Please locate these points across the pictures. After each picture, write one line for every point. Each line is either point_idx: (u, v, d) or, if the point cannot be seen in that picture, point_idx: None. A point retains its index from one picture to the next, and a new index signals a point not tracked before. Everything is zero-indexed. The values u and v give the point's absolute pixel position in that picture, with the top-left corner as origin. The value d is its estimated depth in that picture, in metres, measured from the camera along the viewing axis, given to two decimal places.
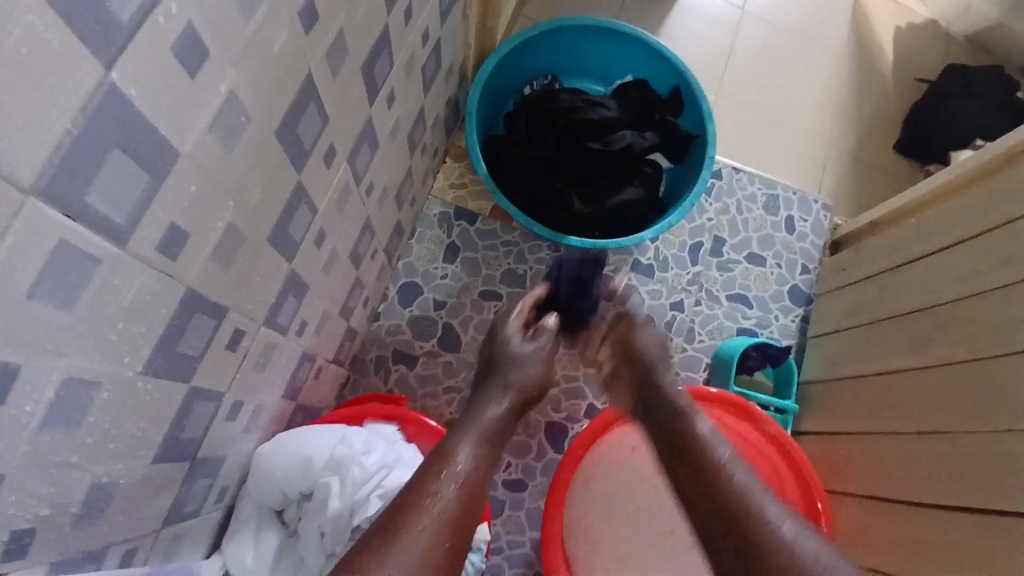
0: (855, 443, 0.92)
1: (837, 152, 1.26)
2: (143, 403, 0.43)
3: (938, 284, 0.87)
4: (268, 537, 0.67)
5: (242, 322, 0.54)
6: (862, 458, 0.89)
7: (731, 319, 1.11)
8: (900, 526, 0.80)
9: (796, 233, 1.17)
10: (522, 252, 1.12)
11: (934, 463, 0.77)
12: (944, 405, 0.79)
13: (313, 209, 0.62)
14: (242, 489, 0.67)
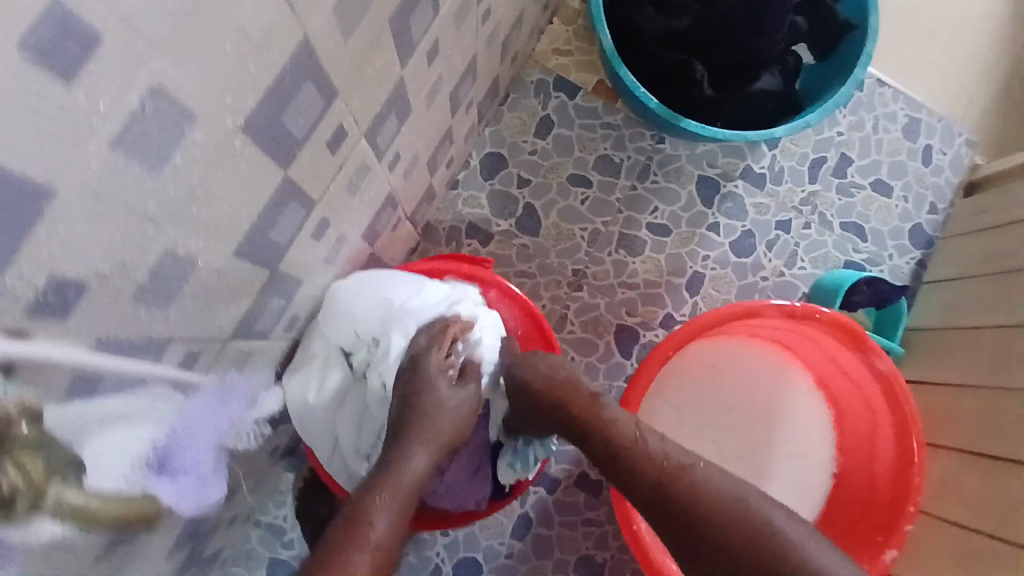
0: (964, 396, 0.77)
1: (999, 80, 1.05)
2: (215, 207, 0.35)
3: None
4: (334, 374, 0.62)
5: (344, 123, 0.45)
6: (968, 412, 0.75)
7: (841, 250, 0.99)
8: (957, 489, 0.72)
9: (932, 166, 1.01)
10: (621, 138, 0.99)
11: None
12: None
13: (433, 12, 0.51)
14: (315, 322, 0.61)
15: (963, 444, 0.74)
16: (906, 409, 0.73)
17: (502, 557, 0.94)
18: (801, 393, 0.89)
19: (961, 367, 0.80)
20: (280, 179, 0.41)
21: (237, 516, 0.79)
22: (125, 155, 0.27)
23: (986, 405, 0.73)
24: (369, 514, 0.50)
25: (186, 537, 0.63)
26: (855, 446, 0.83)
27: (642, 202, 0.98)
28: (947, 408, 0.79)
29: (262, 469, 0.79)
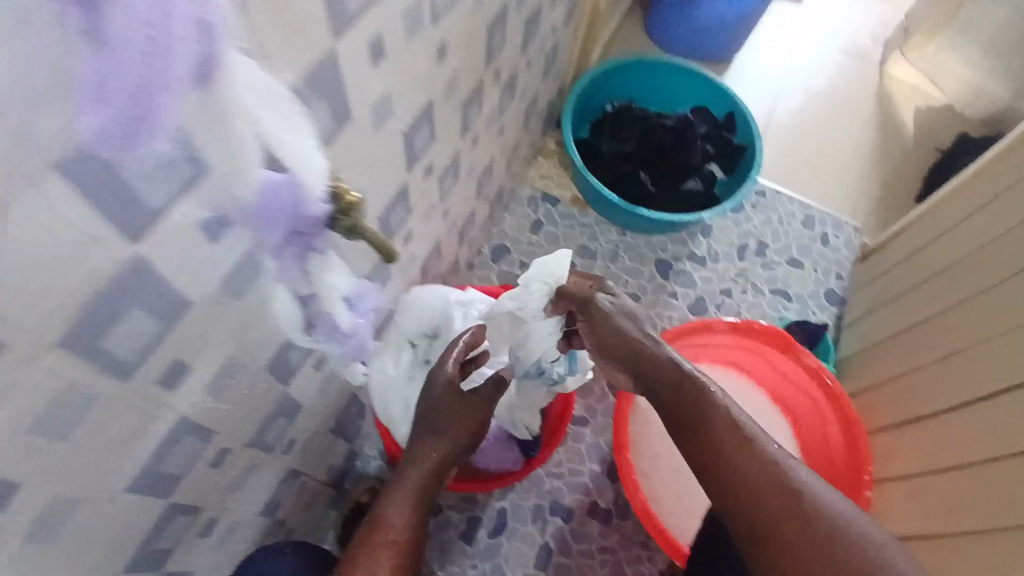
0: (891, 386, 1.03)
1: (864, 193, 1.47)
2: (375, 180, 0.60)
3: (952, 247, 1.00)
4: (405, 355, 0.84)
5: (431, 161, 0.74)
6: (896, 393, 1.01)
7: (773, 308, 1.28)
8: (937, 447, 0.88)
9: (830, 246, 1.36)
10: (595, 232, 1.31)
11: (967, 371, 0.86)
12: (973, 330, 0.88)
13: (478, 112, 0.83)
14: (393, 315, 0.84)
15: (924, 411, 0.93)
16: (838, 392, 0.98)
17: None
18: (762, 410, 1.10)
19: (902, 362, 1.02)
20: (402, 179, 0.67)
21: (292, 529, 0.89)
22: (368, 121, 0.52)
23: (930, 379, 0.94)
24: (386, 521, 0.72)
25: (269, 504, 0.75)
26: (812, 442, 1.03)
27: (617, 277, 1.27)
28: (902, 397, 0.99)
29: (318, 484, 0.90)
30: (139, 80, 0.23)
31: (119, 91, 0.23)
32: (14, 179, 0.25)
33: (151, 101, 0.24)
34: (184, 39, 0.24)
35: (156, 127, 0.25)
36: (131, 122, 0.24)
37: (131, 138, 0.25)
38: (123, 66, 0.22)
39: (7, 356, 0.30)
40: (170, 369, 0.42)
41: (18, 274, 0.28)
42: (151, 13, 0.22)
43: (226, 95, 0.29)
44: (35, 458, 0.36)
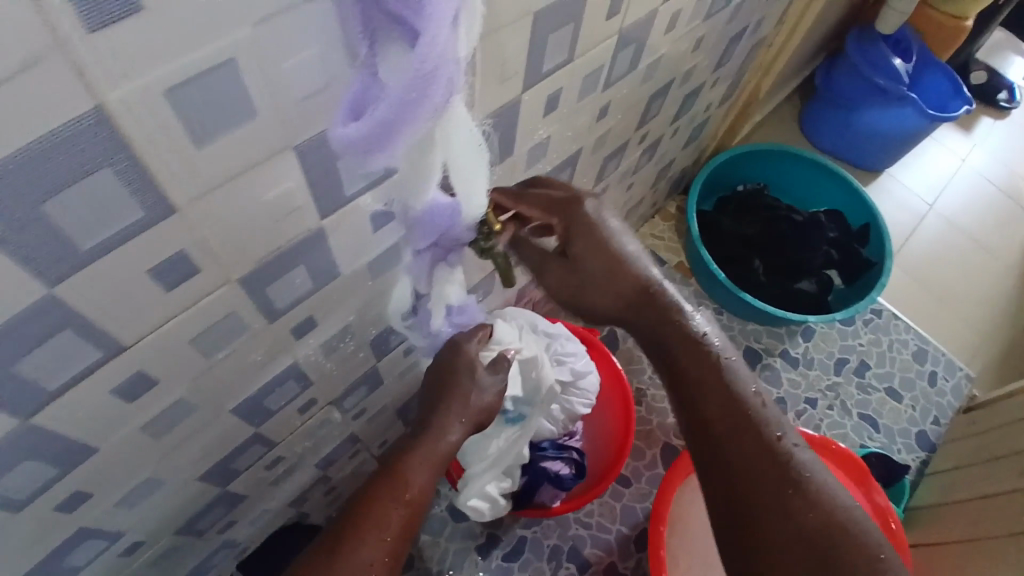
0: (951, 548, 0.97)
1: (987, 344, 1.36)
2: None
3: None
4: None
5: None
6: (954, 557, 0.95)
7: (857, 434, 1.20)
8: None
9: (936, 388, 1.27)
10: (690, 302, 1.31)
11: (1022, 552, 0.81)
12: None
13: (615, 167, 0.88)
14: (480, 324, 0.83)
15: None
16: (901, 542, 0.92)
17: None
18: None
19: (969, 529, 0.95)
20: None
21: (335, 490, 0.95)
22: (524, 158, 0.58)
23: (987, 556, 0.87)
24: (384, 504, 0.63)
25: (324, 459, 0.80)
26: None
27: None
28: (957, 567, 0.92)
29: (368, 456, 0.95)
30: (394, 118, 0.29)
31: (378, 118, 0.29)
32: (270, 147, 0.32)
33: (400, 133, 0.30)
34: (438, 96, 0.29)
35: (388, 145, 0.31)
36: (378, 141, 0.30)
37: (372, 152, 0.31)
38: (388, 104, 0.29)
39: (201, 282, 0.35)
40: (302, 323, 0.47)
41: (239, 217, 0.34)
42: (420, 76, 0.28)
43: (438, 132, 0.34)
44: (185, 373, 0.41)
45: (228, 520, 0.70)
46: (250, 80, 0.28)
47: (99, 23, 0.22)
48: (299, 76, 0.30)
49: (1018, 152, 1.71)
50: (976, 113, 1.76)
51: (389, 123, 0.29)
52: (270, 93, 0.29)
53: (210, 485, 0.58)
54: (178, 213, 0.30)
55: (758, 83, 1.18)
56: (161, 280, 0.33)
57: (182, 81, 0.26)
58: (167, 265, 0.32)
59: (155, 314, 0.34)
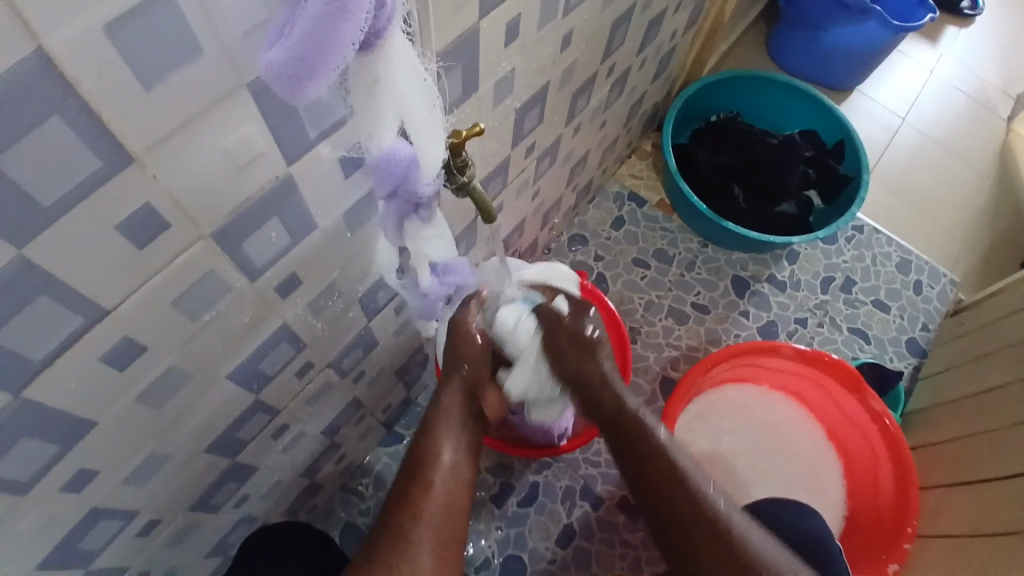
0: (950, 445, 1.00)
1: (968, 248, 1.38)
2: (483, 151, 0.65)
3: None
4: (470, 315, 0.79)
5: (534, 143, 0.78)
6: (954, 453, 0.98)
7: (848, 347, 1.23)
8: (976, 505, 0.88)
9: (922, 295, 1.29)
10: (675, 239, 1.31)
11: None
12: None
13: (585, 105, 0.87)
14: None
15: (973, 474, 0.91)
16: (898, 441, 0.95)
17: (544, 560, 1.03)
18: (814, 444, 1.10)
19: (965, 425, 0.98)
20: (504, 155, 0.71)
21: (345, 458, 0.96)
22: (488, 97, 0.57)
23: (989, 448, 0.90)
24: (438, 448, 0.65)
25: (329, 428, 0.81)
26: (862, 487, 1.02)
27: (689, 286, 1.27)
28: (960, 464, 0.95)
29: (374, 421, 0.97)
30: (315, 33, 0.27)
31: (298, 36, 0.27)
32: (219, 86, 0.30)
33: (325, 56, 0.27)
34: (362, 11, 0.27)
35: (323, 75, 0.28)
36: (299, 65, 0.27)
37: (296, 80, 0.28)
38: (306, 17, 0.26)
39: (173, 238, 0.35)
40: (286, 281, 0.47)
41: (199, 170, 0.33)
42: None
43: (381, 66, 0.33)
44: (170, 338, 0.41)
45: (240, 495, 0.71)
46: (191, 16, 0.27)
47: None
48: (239, 5, 0.28)
49: (983, 55, 1.71)
50: (940, 21, 1.76)
51: (318, 44, 0.27)
52: (215, 30, 0.28)
53: (218, 457, 0.59)
54: (139, 163, 0.30)
55: (721, 7, 1.16)
56: (132, 237, 0.33)
57: (118, 18, 0.25)
58: (135, 220, 0.32)
59: (130, 275, 0.34)
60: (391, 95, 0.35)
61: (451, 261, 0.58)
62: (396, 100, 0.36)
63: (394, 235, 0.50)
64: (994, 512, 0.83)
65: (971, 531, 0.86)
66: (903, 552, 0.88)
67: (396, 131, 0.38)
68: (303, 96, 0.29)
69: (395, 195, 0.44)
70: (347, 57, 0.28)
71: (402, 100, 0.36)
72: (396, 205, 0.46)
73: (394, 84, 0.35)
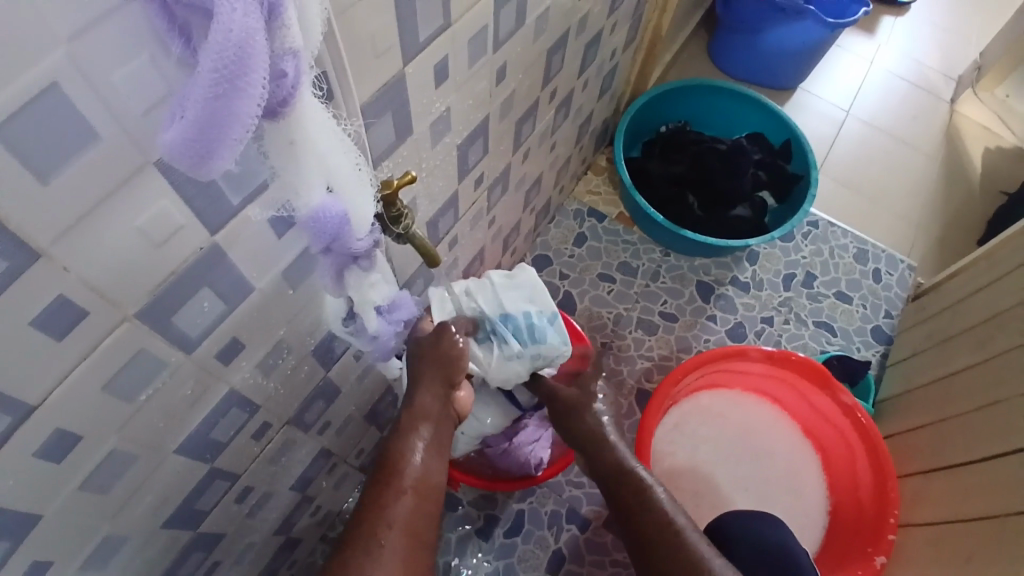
0: (924, 431, 1.01)
1: (920, 232, 1.42)
2: (428, 190, 0.64)
3: (1000, 298, 0.98)
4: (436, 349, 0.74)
5: (482, 174, 0.77)
6: (929, 438, 0.99)
7: (816, 341, 1.25)
8: (955, 488, 0.89)
9: (882, 283, 1.32)
10: (638, 250, 1.32)
11: (997, 424, 0.85)
12: (1001, 381, 0.88)
13: (531, 130, 0.87)
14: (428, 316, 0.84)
15: (949, 461, 0.92)
16: (872, 433, 0.96)
17: None
18: (792, 444, 1.11)
19: (937, 410, 1.00)
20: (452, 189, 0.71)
21: (321, 508, 0.93)
22: (424, 141, 0.57)
23: (965, 432, 0.91)
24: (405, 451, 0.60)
25: (300, 481, 0.79)
26: (843, 482, 1.03)
27: (656, 295, 1.28)
28: (935, 451, 0.97)
29: (347, 467, 0.94)
30: (211, 111, 0.25)
31: (194, 116, 0.25)
32: (121, 168, 0.29)
33: (226, 133, 0.26)
34: (259, 83, 0.25)
35: (226, 150, 0.26)
36: (199, 145, 0.26)
37: (199, 159, 0.26)
38: (198, 97, 0.25)
39: (95, 323, 0.33)
40: (228, 347, 0.46)
41: (115, 253, 0.32)
42: (226, 54, 0.24)
43: (297, 129, 0.32)
44: (107, 422, 0.39)
45: (210, 563, 0.69)
46: (82, 105, 0.26)
47: None
48: (133, 89, 0.27)
49: (916, 44, 1.78)
50: (872, 15, 1.82)
51: (215, 121, 0.25)
52: (111, 114, 0.27)
53: (179, 531, 0.57)
54: (45, 257, 0.29)
55: (659, 21, 1.19)
56: (47, 331, 0.31)
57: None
58: (49, 313, 0.31)
59: (52, 367, 0.33)
60: (307, 154, 0.34)
61: (396, 297, 0.57)
62: (320, 159, 0.35)
63: (337, 288, 0.49)
64: (974, 495, 0.84)
65: (954, 516, 0.86)
66: (888, 543, 0.88)
67: (324, 190, 0.37)
68: (208, 172, 0.27)
69: (328, 250, 0.43)
70: (250, 128, 0.26)
71: (317, 155, 0.35)
72: (331, 259, 0.45)
73: (313, 146, 0.34)
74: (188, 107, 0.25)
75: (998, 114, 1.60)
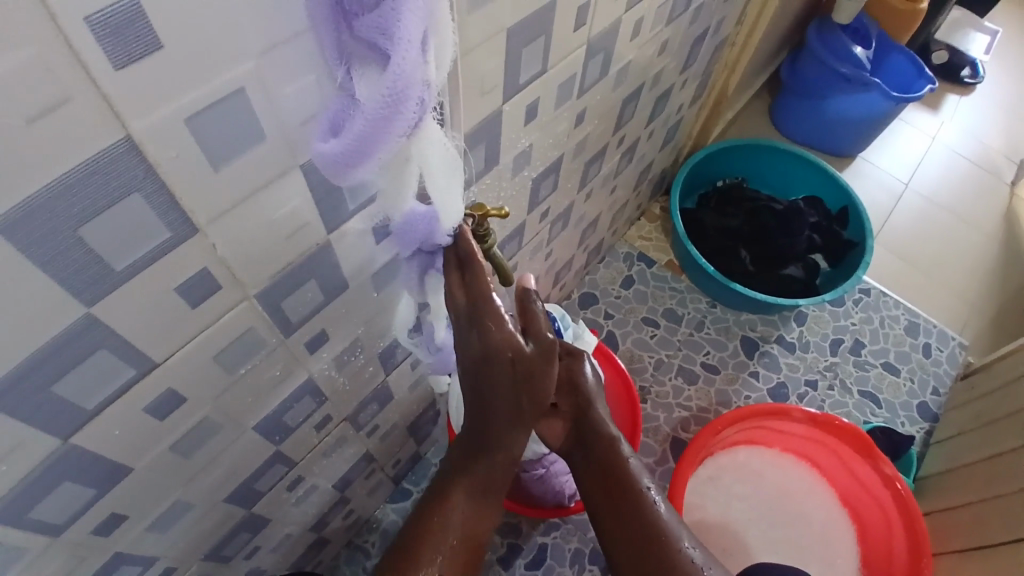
0: (962, 511, 0.98)
1: (976, 312, 1.39)
2: (501, 217, 0.69)
3: None
4: None
5: (548, 207, 0.82)
6: (968, 519, 0.96)
7: (860, 411, 1.23)
8: (992, 571, 0.85)
9: (932, 358, 1.29)
10: (684, 299, 1.34)
11: None
12: None
13: (597, 171, 0.91)
14: None
15: (987, 542, 0.89)
16: (912, 509, 0.93)
17: None
18: (828, 512, 1.08)
19: (978, 490, 0.97)
20: (521, 218, 0.75)
21: (353, 512, 0.96)
22: (506, 172, 0.61)
23: (1004, 515, 0.88)
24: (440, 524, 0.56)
25: (341, 481, 0.82)
26: (877, 559, 0.99)
27: (699, 345, 1.28)
28: (974, 533, 0.93)
29: (383, 475, 0.97)
30: (371, 133, 0.31)
31: (356, 134, 0.31)
32: (274, 167, 0.34)
33: (377, 149, 0.32)
34: (411, 114, 0.31)
35: (373, 160, 0.32)
36: (355, 156, 0.32)
37: (352, 166, 0.32)
38: (364, 120, 0.30)
39: (223, 298, 0.38)
40: (315, 337, 0.50)
41: (255, 239, 0.37)
42: (393, 91, 0.29)
43: (423, 149, 0.37)
44: (207, 389, 0.44)
45: (251, 547, 0.72)
46: (258, 110, 0.31)
47: (126, 61, 0.25)
48: (298, 101, 0.33)
49: (982, 124, 1.78)
50: (939, 92, 1.83)
51: (371, 140, 0.31)
52: (276, 120, 0.32)
53: (234, 508, 0.61)
54: (200, 233, 0.33)
55: (726, 81, 1.24)
56: (187, 298, 0.36)
57: (194, 112, 0.28)
58: (191, 283, 0.35)
59: (182, 330, 0.38)
60: (422, 167, 0.39)
61: None
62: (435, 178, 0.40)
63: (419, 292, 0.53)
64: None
65: None
66: None
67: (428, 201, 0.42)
68: (354, 174, 0.33)
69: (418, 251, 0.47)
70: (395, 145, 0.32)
71: (431, 173, 0.39)
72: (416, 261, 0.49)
73: (433, 166, 0.39)
74: (353, 129, 0.31)
75: None
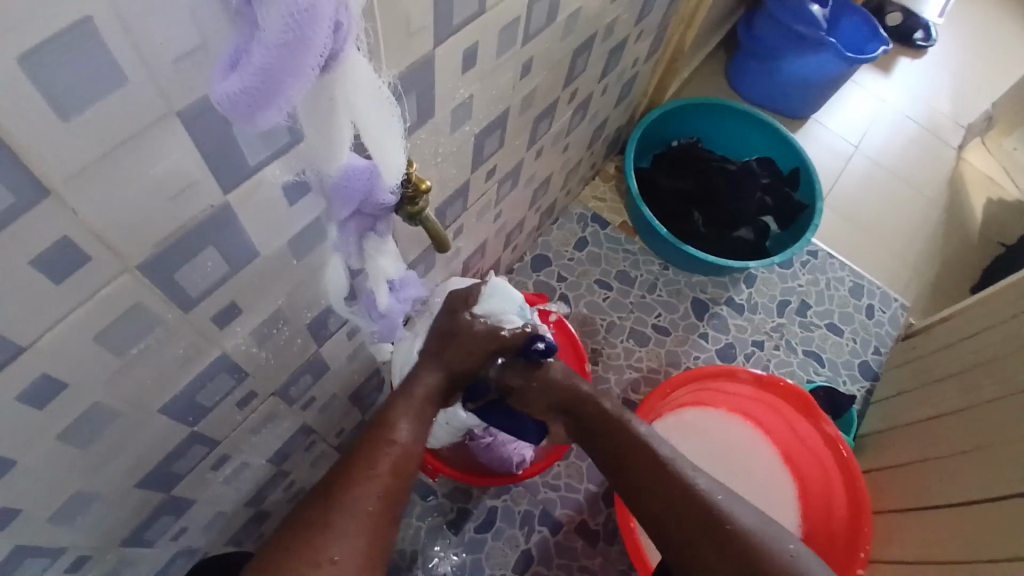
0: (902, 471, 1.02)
1: (917, 273, 1.43)
2: (440, 177, 0.64)
3: (991, 345, 0.98)
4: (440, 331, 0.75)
5: (494, 166, 0.77)
6: (907, 477, 1.00)
7: (804, 369, 1.26)
8: (935, 528, 0.89)
9: (874, 318, 1.33)
10: (636, 261, 1.32)
11: (981, 469, 0.85)
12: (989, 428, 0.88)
13: (546, 129, 0.87)
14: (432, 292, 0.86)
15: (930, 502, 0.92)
16: (852, 466, 0.96)
17: None
18: (771, 466, 1.11)
19: (920, 450, 1.00)
20: (463, 179, 0.70)
21: (294, 485, 0.92)
22: (443, 127, 0.56)
23: (945, 477, 0.91)
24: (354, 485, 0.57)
25: (277, 455, 0.78)
26: (816, 513, 1.03)
27: (651, 307, 1.28)
28: (914, 491, 0.97)
29: (326, 446, 0.93)
30: (275, 63, 0.26)
31: (255, 67, 0.26)
32: (146, 116, 0.29)
33: (284, 85, 0.27)
34: (322, 39, 0.26)
35: (281, 102, 0.27)
36: (256, 95, 0.27)
37: (254, 109, 0.27)
38: (264, 48, 0.25)
39: (96, 270, 0.33)
40: (225, 311, 0.45)
41: (132, 199, 0.31)
42: (297, 8, 0.24)
43: (337, 89, 0.32)
44: (97, 372, 0.38)
45: (177, 529, 0.67)
46: (115, 46, 0.25)
47: None
48: (169, 34, 0.27)
49: (932, 87, 1.80)
50: (893, 54, 1.84)
51: (274, 73, 0.26)
52: (141, 58, 0.27)
53: (151, 493, 0.56)
54: (56, 194, 0.28)
55: (683, 35, 1.19)
56: (49, 271, 0.30)
57: (27, 45, 0.23)
58: (50, 254, 0.30)
59: (50, 308, 0.32)
60: (345, 115, 0.34)
61: (405, 276, 0.58)
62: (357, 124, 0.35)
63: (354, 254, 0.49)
64: (955, 533, 0.84)
65: (933, 554, 0.86)
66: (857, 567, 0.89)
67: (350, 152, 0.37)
68: (259, 122, 0.28)
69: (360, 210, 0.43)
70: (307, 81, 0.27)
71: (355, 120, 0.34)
72: (355, 223, 0.45)
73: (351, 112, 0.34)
74: (251, 60, 0.26)
75: (1002, 166, 1.63)
